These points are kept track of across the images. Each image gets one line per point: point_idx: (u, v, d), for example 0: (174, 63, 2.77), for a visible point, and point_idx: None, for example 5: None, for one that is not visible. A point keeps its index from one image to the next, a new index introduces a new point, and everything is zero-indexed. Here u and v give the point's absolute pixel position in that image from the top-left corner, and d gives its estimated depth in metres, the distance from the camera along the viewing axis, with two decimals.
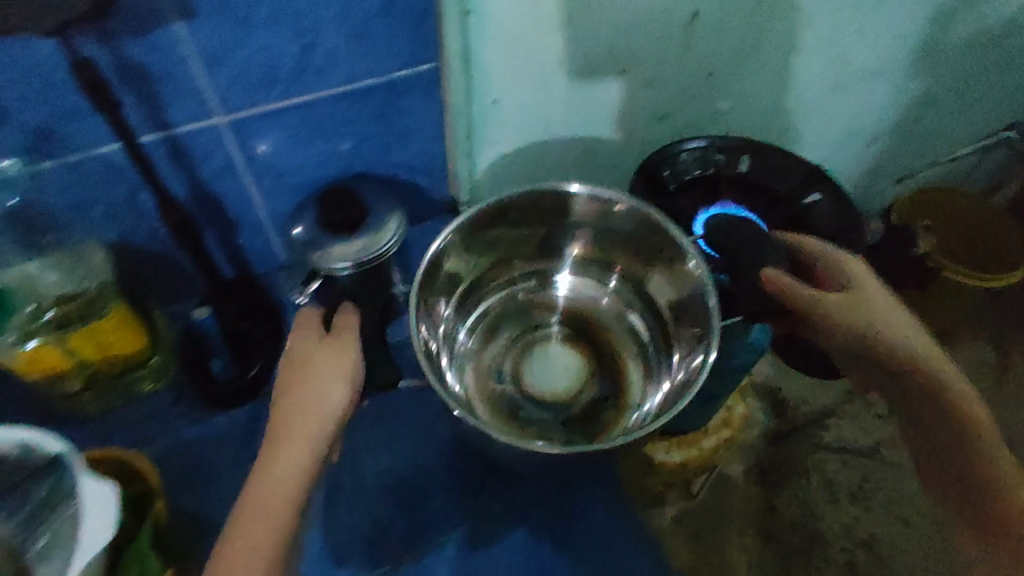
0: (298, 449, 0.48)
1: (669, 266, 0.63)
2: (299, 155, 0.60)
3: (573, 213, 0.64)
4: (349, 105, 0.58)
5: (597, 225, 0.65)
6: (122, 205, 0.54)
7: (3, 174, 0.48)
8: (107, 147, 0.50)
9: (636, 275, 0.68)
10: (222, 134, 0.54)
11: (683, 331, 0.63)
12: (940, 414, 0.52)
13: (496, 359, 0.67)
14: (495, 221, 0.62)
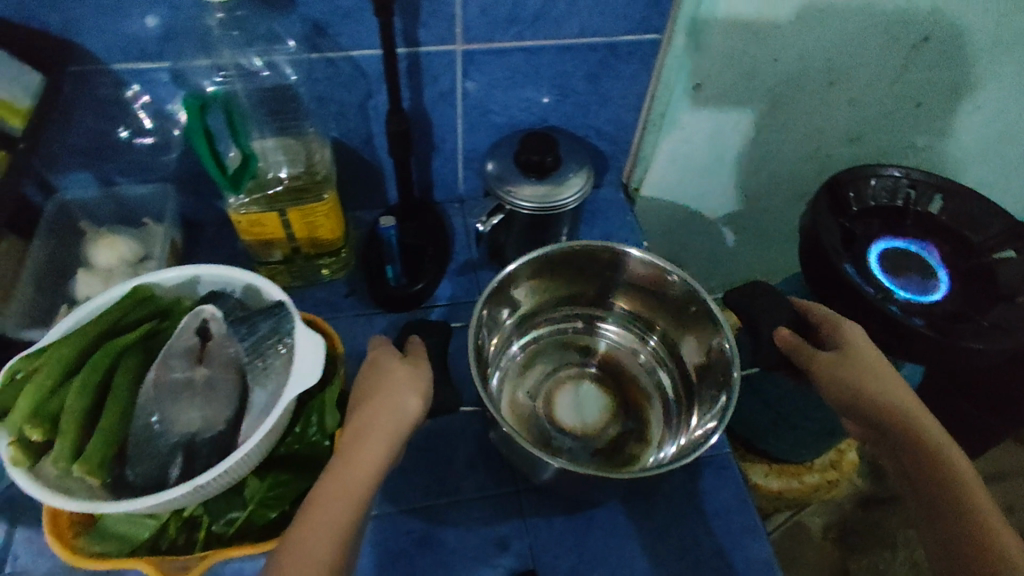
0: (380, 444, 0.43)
1: (705, 333, 0.58)
2: (510, 97, 0.64)
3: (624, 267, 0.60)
4: (570, 60, 0.61)
5: (646, 284, 0.60)
6: (356, 106, 0.59)
7: (277, 57, 0.54)
8: (363, 51, 0.55)
9: (669, 334, 0.62)
10: (455, 62, 0.59)
11: (704, 388, 0.58)
12: (931, 478, 0.46)
13: (530, 388, 0.62)
14: (556, 259, 0.59)
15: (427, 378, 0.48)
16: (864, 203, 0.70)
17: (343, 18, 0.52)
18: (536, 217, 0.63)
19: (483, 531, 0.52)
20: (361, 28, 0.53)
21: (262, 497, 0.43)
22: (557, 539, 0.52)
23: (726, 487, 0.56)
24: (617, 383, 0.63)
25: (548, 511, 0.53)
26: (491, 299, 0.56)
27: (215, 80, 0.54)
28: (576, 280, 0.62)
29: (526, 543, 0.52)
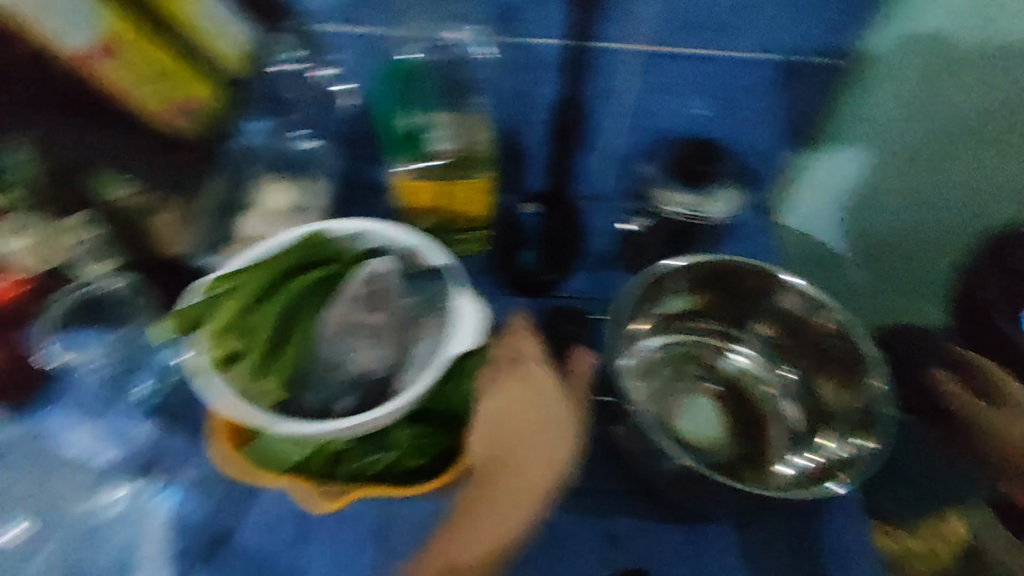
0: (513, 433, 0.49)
1: (853, 374, 0.56)
2: (674, 104, 0.63)
3: (782, 296, 0.59)
4: (744, 73, 0.61)
5: (801, 320, 0.59)
6: (523, 93, 0.61)
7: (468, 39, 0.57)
8: (547, 40, 0.57)
9: (809, 370, 0.60)
10: (630, 61, 0.59)
11: (842, 423, 0.55)
12: None
13: (651, 387, 0.60)
14: (718, 273, 0.60)
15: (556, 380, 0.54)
16: None
17: (535, 5, 0.54)
18: (682, 224, 0.63)
19: (597, 523, 0.52)
20: (551, 17, 0.55)
21: (410, 444, 0.45)
22: (671, 546, 0.52)
23: (850, 530, 0.53)
24: (740, 405, 0.60)
25: (664, 517, 0.53)
26: None
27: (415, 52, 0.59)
28: (726, 299, 0.61)
29: (638, 544, 0.51)
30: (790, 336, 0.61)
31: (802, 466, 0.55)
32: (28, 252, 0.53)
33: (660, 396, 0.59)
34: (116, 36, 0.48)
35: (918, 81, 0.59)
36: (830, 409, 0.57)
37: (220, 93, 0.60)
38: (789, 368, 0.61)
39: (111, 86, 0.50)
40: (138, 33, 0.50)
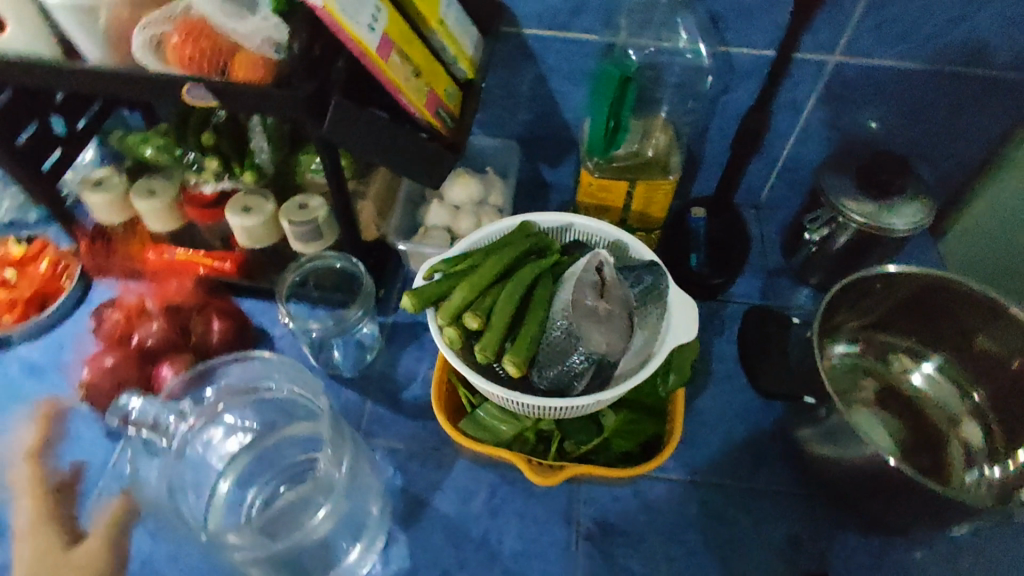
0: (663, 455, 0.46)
1: None
2: (859, 116, 0.63)
3: (979, 315, 0.56)
4: (942, 88, 0.60)
5: (999, 340, 0.56)
6: (710, 99, 0.63)
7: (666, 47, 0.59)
8: (745, 50, 0.58)
9: (1001, 393, 0.57)
10: (824, 71, 0.60)
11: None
12: None
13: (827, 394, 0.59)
14: (909, 285, 0.57)
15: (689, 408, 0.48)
16: None
17: (741, 15, 0.55)
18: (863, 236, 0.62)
19: (777, 524, 0.52)
20: (756, 26, 0.56)
21: (616, 430, 0.46)
22: (851, 556, 0.51)
23: None
24: (920, 419, 0.58)
25: (844, 525, 0.52)
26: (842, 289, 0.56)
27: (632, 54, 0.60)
28: (913, 311, 0.59)
29: (822, 550, 0.51)
30: (981, 356, 0.58)
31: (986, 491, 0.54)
32: (242, 230, 0.56)
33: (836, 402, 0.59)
34: (387, 30, 0.45)
35: None
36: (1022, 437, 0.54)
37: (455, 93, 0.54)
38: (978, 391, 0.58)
39: (392, 84, 0.45)
40: (400, 29, 0.47)
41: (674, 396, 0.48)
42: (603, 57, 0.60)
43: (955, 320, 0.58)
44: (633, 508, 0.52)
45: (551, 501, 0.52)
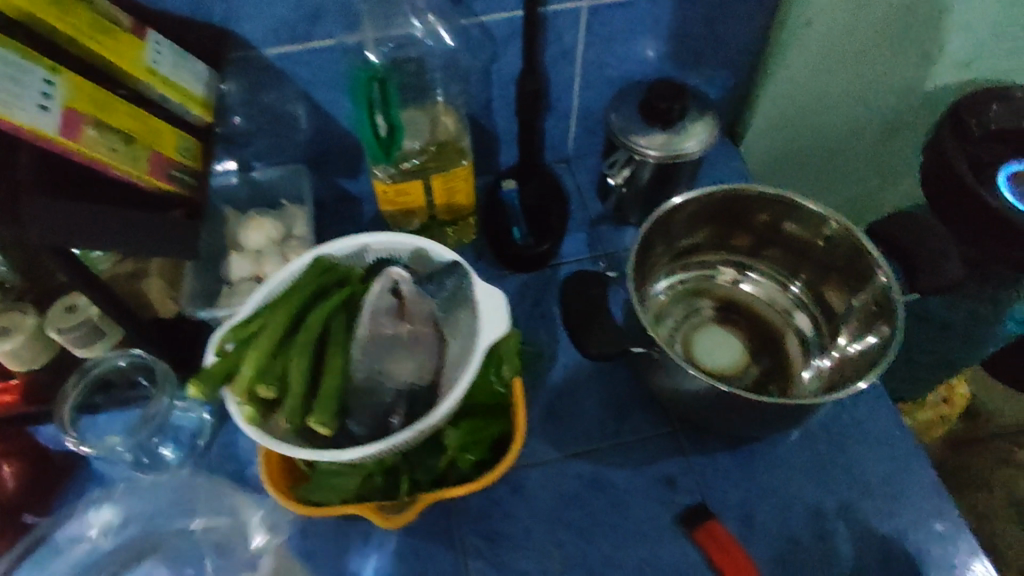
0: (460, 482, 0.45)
1: (858, 281, 0.55)
2: (626, 49, 0.64)
3: (773, 219, 0.58)
4: (691, 4, 0.61)
5: (798, 236, 0.58)
6: (480, 73, 0.61)
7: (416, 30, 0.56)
8: (495, 16, 0.56)
9: (815, 280, 0.60)
10: (579, 17, 0.59)
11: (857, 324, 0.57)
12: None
13: (670, 333, 0.61)
14: (708, 212, 0.58)
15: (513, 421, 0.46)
16: (987, 127, 0.69)
17: None
18: (662, 166, 0.64)
19: (649, 470, 0.54)
20: None
21: (461, 445, 0.45)
22: (721, 473, 0.53)
23: (883, 416, 0.56)
24: (755, 326, 0.62)
25: (711, 450, 0.55)
26: (648, 237, 0.56)
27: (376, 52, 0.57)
28: (719, 231, 0.61)
29: (693, 480, 0.53)
30: (788, 250, 0.60)
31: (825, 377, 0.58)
32: (7, 358, 0.49)
33: (680, 337, 0.61)
34: (67, 103, 0.39)
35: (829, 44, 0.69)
36: (837, 310, 0.59)
37: (191, 149, 0.48)
38: (793, 280, 0.62)
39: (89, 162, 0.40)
40: (89, 95, 0.41)
41: (513, 386, 0.47)
42: (350, 60, 0.57)
43: (756, 228, 0.60)
44: (512, 506, 0.52)
45: (429, 525, 0.51)
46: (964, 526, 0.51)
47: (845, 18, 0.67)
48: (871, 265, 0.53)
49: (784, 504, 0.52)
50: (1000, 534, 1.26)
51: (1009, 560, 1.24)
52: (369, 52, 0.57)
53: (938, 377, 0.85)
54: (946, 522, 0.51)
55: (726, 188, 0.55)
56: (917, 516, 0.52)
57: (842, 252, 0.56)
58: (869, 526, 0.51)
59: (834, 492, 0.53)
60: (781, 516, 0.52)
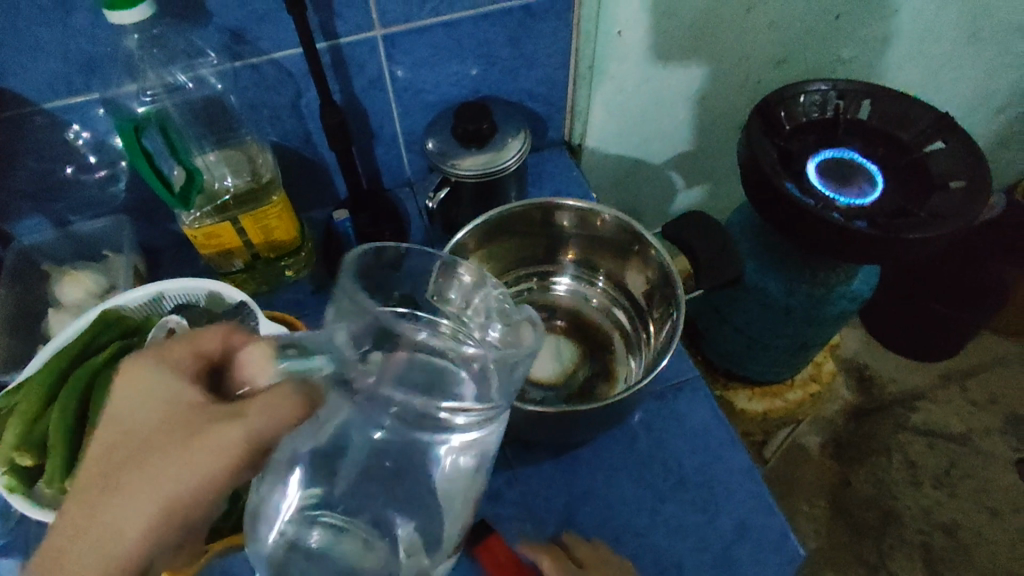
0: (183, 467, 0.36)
1: (643, 264, 0.59)
2: (438, 74, 0.65)
3: (563, 224, 0.61)
4: (489, 27, 0.63)
5: (588, 233, 0.61)
6: (287, 108, 0.61)
7: (202, 69, 0.55)
8: (284, 52, 0.57)
9: (614, 270, 0.63)
10: (376, 47, 0.60)
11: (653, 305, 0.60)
12: (851, 239, 0.64)
13: None
14: (505, 228, 0.60)
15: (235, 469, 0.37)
16: (796, 121, 0.73)
17: (258, 21, 0.54)
18: (482, 184, 0.65)
19: None
20: (279, 29, 0.55)
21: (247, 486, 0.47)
22: (545, 480, 0.55)
23: (701, 408, 0.58)
24: (579, 330, 0.64)
25: (536, 459, 0.56)
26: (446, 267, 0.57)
27: (145, 101, 0.55)
28: (523, 244, 0.63)
29: (518, 491, 0.54)
30: (589, 247, 0.63)
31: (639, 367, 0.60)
32: None
33: None
34: None
35: (649, 51, 0.73)
36: (638, 295, 0.62)
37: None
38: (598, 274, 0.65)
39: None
40: None
41: None
42: (122, 111, 0.55)
43: (556, 234, 0.63)
44: None
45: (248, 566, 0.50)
46: (773, 506, 0.53)
47: (653, 25, 0.71)
48: (648, 245, 0.57)
49: (603, 504, 0.54)
50: (900, 499, 1.30)
51: (910, 523, 1.28)
52: (137, 104, 0.55)
53: (797, 359, 0.88)
54: (757, 504, 0.53)
55: (506, 210, 0.57)
56: (730, 500, 0.54)
57: (625, 239, 0.59)
58: (685, 517, 0.53)
59: (651, 485, 0.54)
60: (603, 516, 0.53)
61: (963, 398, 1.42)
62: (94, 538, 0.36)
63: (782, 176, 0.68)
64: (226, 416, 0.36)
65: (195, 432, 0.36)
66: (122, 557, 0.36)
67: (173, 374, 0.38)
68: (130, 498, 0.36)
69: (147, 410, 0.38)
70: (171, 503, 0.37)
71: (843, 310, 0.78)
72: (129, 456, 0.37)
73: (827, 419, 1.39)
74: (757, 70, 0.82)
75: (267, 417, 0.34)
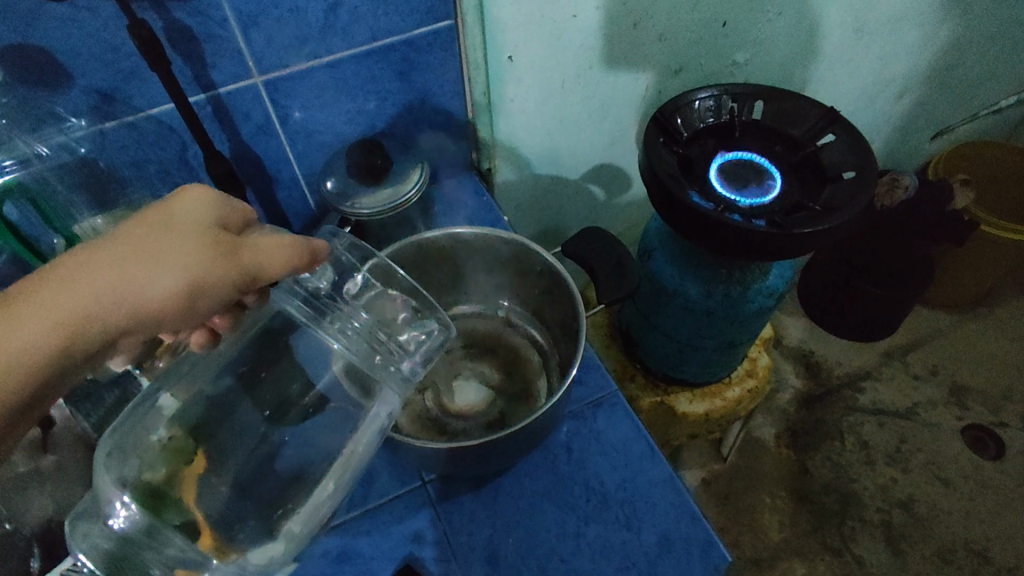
0: (174, 260, 0.38)
1: (543, 280, 0.59)
2: (329, 114, 0.65)
3: (461, 250, 0.61)
4: (373, 64, 0.63)
5: (487, 256, 0.61)
6: (174, 162, 0.60)
7: (73, 132, 0.54)
8: (161, 108, 0.56)
9: (520, 292, 0.63)
10: (258, 95, 0.60)
11: (559, 318, 0.60)
12: (747, 234, 0.64)
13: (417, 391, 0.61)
14: (405, 262, 0.59)
15: (210, 287, 0.39)
16: (693, 127, 0.75)
17: (126, 80, 0.52)
18: (385, 220, 0.65)
19: (398, 529, 0.53)
20: (150, 85, 0.54)
21: None
22: (468, 515, 0.54)
23: (619, 422, 0.58)
24: (500, 351, 0.64)
25: (458, 494, 0.55)
26: None
27: (5, 170, 0.53)
28: (428, 275, 0.63)
29: (441, 529, 0.53)
30: (492, 271, 0.63)
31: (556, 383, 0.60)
32: None
33: (428, 388, 0.61)
34: None
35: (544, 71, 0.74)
36: (544, 311, 0.62)
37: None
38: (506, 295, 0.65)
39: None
40: None
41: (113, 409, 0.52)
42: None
43: (459, 262, 0.62)
44: None
45: None
46: (695, 514, 0.53)
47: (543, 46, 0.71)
48: (540, 258, 0.57)
49: (527, 533, 0.53)
50: (857, 480, 1.31)
51: (868, 502, 1.29)
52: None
53: (728, 358, 0.89)
54: (679, 514, 0.53)
55: (403, 243, 0.57)
56: (652, 513, 0.53)
57: (517, 256, 0.60)
58: (609, 537, 0.52)
59: (573, 508, 0.54)
60: (528, 545, 0.52)
61: (906, 374, 1.45)
62: (90, 288, 0.37)
63: (681, 182, 0.69)
64: (258, 245, 0.41)
65: (231, 246, 0.40)
66: (105, 313, 0.37)
67: (222, 199, 0.41)
68: (148, 266, 0.38)
69: (197, 209, 0.40)
70: (184, 288, 0.38)
71: (762, 306, 0.78)
72: (158, 235, 0.38)
73: (780, 408, 1.41)
74: (655, 81, 0.84)
75: (282, 260, 0.41)
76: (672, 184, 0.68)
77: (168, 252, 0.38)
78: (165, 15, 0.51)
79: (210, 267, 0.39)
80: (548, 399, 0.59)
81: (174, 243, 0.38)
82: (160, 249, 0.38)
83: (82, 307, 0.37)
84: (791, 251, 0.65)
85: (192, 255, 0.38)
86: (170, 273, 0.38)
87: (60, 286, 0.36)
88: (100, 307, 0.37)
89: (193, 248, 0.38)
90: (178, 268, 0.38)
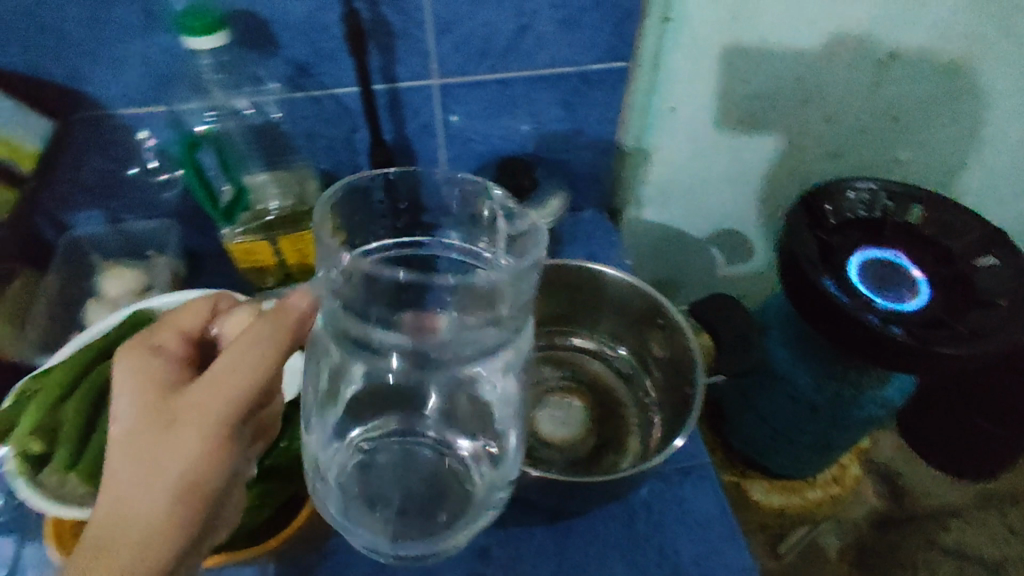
0: (162, 453, 0.38)
1: (664, 337, 0.59)
2: (488, 127, 0.67)
3: (591, 285, 0.61)
4: (542, 88, 0.64)
5: (616, 300, 0.62)
6: (341, 141, 0.64)
7: (268, 95, 0.58)
8: (345, 90, 0.59)
9: (638, 343, 0.63)
10: (432, 96, 0.62)
11: (672, 379, 0.59)
12: (880, 338, 0.61)
13: None
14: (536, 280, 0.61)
15: (213, 444, 0.39)
16: (842, 215, 0.72)
17: (324, 59, 0.57)
18: None
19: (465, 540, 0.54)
20: (343, 67, 0.58)
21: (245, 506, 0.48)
22: (537, 546, 0.53)
23: (706, 496, 0.56)
24: (597, 392, 0.63)
25: (530, 522, 0.54)
26: None
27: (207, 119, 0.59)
28: (551, 299, 0.64)
29: (506, 553, 0.53)
30: (614, 315, 0.63)
31: (651, 440, 0.58)
32: None
33: None
34: None
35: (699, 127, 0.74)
36: (657, 367, 0.61)
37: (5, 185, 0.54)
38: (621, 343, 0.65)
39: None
40: None
41: None
42: (182, 127, 0.59)
43: (585, 296, 0.63)
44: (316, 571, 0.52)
45: None
46: None
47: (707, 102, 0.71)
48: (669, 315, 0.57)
49: None
50: None
51: None
52: (202, 122, 0.59)
53: (820, 459, 0.84)
54: None
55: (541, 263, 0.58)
56: None
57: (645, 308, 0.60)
58: None
59: (641, 570, 0.52)
60: None
61: (1001, 524, 1.32)
62: (130, 513, 0.37)
63: (821, 268, 0.66)
64: (210, 381, 0.39)
65: (178, 403, 0.39)
66: (144, 533, 0.37)
67: (139, 358, 0.41)
68: (140, 473, 0.38)
69: (129, 405, 0.39)
70: (189, 470, 0.38)
71: (873, 415, 0.74)
72: (121, 446, 0.38)
73: (852, 523, 1.32)
74: (805, 160, 0.81)
75: (254, 361, 0.40)
76: (810, 268, 0.65)
77: (142, 446, 0.38)
78: (373, 9, 0.55)
79: (191, 429, 0.38)
80: (642, 460, 0.57)
81: (141, 435, 0.38)
82: (134, 455, 0.38)
83: (125, 544, 0.37)
84: (922, 367, 0.62)
85: (173, 432, 0.38)
86: (168, 469, 0.38)
87: (97, 555, 0.36)
88: (140, 537, 0.37)
89: (160, 431, 0.38)
90: (164, 451, 0.38)
